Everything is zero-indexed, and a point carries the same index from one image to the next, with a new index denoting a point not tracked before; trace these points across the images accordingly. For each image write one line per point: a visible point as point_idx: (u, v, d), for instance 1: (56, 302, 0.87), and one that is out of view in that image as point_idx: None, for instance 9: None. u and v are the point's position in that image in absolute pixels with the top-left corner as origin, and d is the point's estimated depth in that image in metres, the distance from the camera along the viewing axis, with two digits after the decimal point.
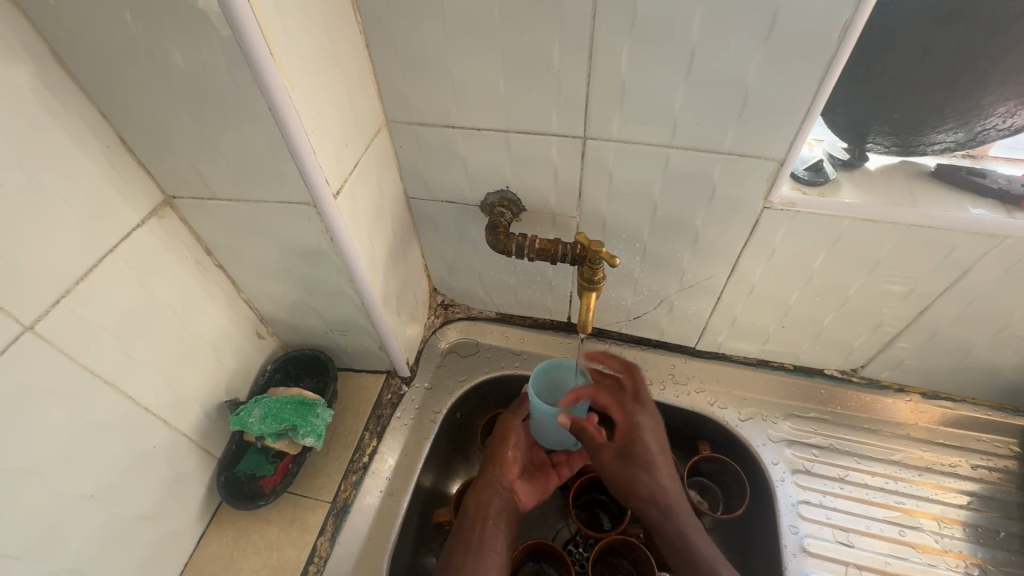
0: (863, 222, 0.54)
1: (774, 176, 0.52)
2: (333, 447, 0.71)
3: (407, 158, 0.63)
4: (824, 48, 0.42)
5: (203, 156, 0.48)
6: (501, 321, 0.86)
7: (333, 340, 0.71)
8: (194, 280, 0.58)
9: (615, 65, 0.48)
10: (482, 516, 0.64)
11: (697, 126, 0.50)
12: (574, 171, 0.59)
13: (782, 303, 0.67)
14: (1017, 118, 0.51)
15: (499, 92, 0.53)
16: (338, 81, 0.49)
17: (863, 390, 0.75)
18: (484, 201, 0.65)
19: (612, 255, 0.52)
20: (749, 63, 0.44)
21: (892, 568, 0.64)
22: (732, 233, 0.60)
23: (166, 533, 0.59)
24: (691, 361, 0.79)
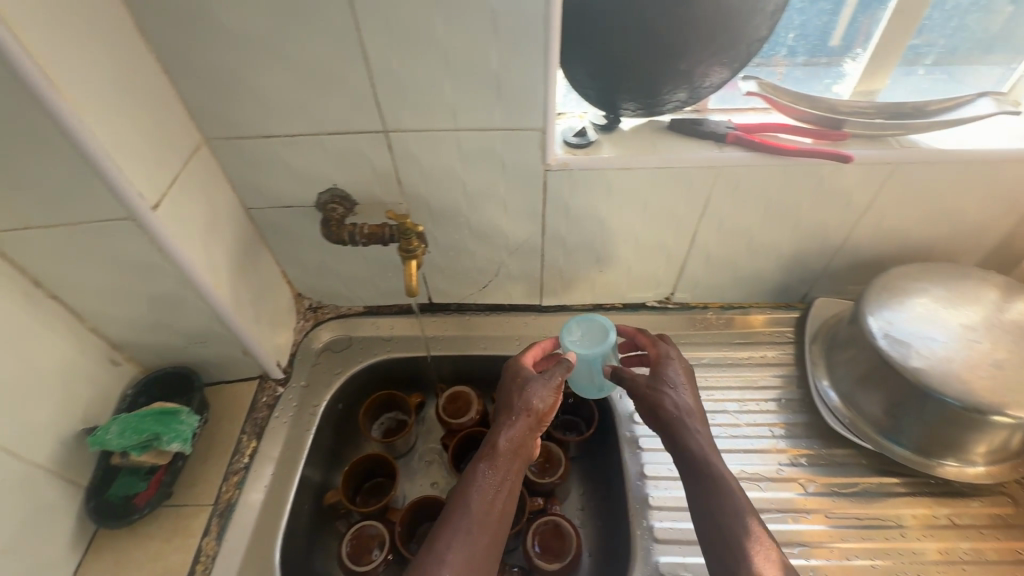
0: (619, 171, 0.68)
1: (543, 142, 0.64)
2: (211, 456, 0.74)
3: (235, 171, 0.68)
4: (539, 38, 0.54)
5: (9, 185, 0.51)
6: (370, 314, 0.93)
7: (195, 355, 0.74)
8: (24, 313, 0.59)
9: (389, 65, 0.57)
10: (494, 476, 0.58)
11: (470, 111, 0.61)
12: (387, 162, 0.67)
13: (593, 250, 0.80)
14: (713, 77, 0.67)
15: (300, 100, 0.61)
16: (137, 104, 0.54)
17: (678, 313, 0.90)
18: (317, 200, 0.72)
19: (415, 223, 0.62)
20: (488, 55, 0.56)
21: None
22: (531, 196, 0.71)
23: (35, 566, 0.59)
24: (541, 316, 0.91)
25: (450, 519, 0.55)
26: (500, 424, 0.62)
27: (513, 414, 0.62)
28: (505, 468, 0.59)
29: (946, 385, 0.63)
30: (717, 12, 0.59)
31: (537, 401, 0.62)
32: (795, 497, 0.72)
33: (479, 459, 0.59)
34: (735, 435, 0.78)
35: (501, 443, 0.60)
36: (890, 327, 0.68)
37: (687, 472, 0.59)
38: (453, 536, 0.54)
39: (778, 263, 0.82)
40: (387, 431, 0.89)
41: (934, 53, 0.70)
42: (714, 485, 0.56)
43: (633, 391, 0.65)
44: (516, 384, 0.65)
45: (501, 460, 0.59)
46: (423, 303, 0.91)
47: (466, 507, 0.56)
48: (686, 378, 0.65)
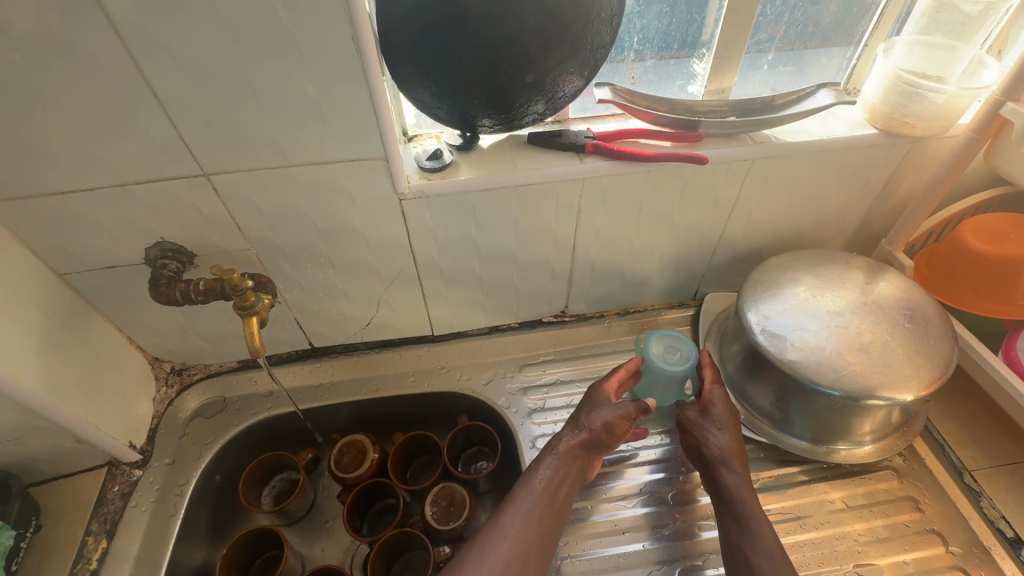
0: (479, 193, 0.64)
1: (390, 170, 0.59)
2: (49, 568, 0.64)
3: (31, 234, 0.58)
4: (354, 60, 0.49)
5: None
6: (245, 368, 0.83)
7: (13, 454, 0.63)
8: None
9: (186, 102, 0.50)
10: (551, 478, 0.63)
11: (298, 145, 0.55)
12: (218, 209, 0.60)
13: (474, 275, 0.76)
14: (565, 87, 0.64)
15: (89, 149, 0.52)
16: None
17: (577, 325, 0.88)
18: (145, 257, 0.63)
19: (242, 277, 0.58)
20: (301, 83, 0.50)
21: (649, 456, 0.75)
22: (392, 227, 0.66)
23: None
24: (436, 347, 0.85)
25: (497, 518, 0.60)
26: (565, 432, 0.67)
27: (582, 425, 0.67)
28: (567, 472, 0.64)
29: (821, 374, 0.63)
30: (551, 21, 0.56)
31: (605, 422, 0.66)
32: (701, 503, 0.71)
33: (540, 459, 0.65)
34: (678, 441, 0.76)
35: (561, 447, 0.65)
36: (766, 321, 0.69)
37: (723, 511, 0.62)
38: (494, 534, 0.58)
39: (662, 266, 0.81)
40: (278, 495, 0.80)
41: (774, 45, 0.71)
42: (739, 526, 0.59)
43: (683, 428, 0.68)
44: (588, 397, 0.69)
45: (560, 461, 0.64)
46: (273, 357, 0.83)
47: (514, 505, 0.61)
48: (731, 419, 0.66)
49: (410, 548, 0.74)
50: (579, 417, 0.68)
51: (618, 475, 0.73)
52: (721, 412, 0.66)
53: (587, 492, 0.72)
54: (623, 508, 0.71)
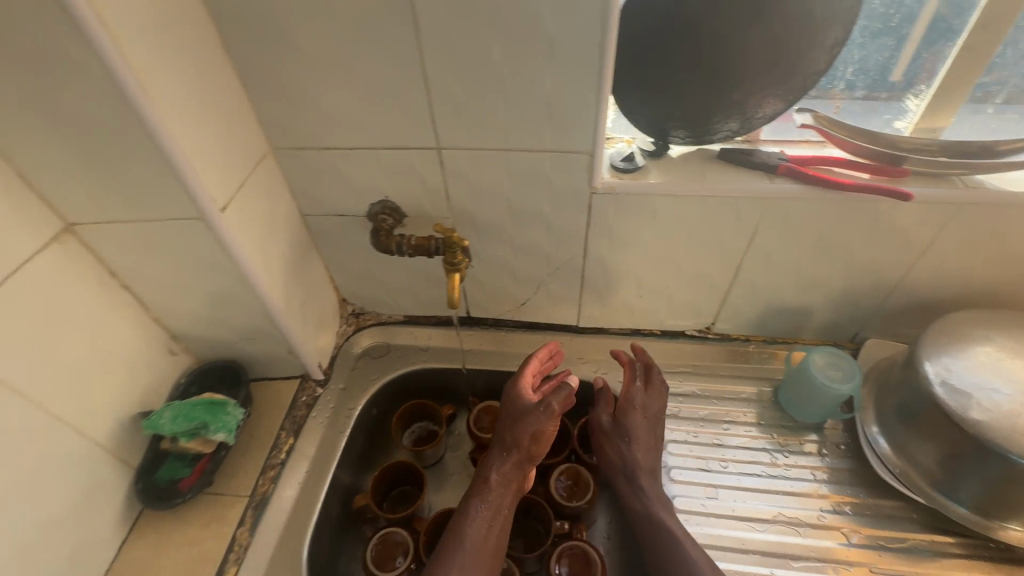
0: (666, 198, 0.68)
1: (591, 165, 0.65)
2: (251, 449, 0.77)
3: (295, 178, 0.72)
4: (594, 65, 0.56)
5: (90, 180, 0.54)
6: (409, 322, 0.94)
7: (243, 350, 0.78)
8: (99, 300, 0.63)
9: (447, 86, 0.59)
10: (493, 503, 0.68)
11: (523, 133, 0.63)
12: (438, 179, 0.70)
13: (633, 275, 0.80)
14: (767, 107, 0.66)
15: (362, 115, 0.64)
16: (212, 110, 0.57)
17: (718, 344, 0.89)
18: (369, 211, 0.75)
19: (462, 239, 0.66)
20: (545, 80, 0.57)
21: (779, 486, 0.74)
22: (574, 219, 0.72)
23: (83, 540, 0.62)
24: (577, 337, 0.91)
25: (458, 543, 0.64)
26: (495, 459, 0.71)
27: (506, 448, 0.71)
28: (499, 498, 0.68)
29: (1012, 442, 0.59)
30: (775, 45, 0.59)
31: (527, 439, 0.70)
32: (835, 547, 0.69)
33: (473, 493, 0.69)
34: (811, 478, 0.75)
35: (494, 475, 0.70)
36: (948, 374, 0.65)
37: (643, 528, 0.68)
38: (458, 557, 0.63)
39: (826, 299, 0.79)
40: (418, 439, 0.89)
41: (1005, 91, 0.68)
42: (661, 539, 0.66)
43: (596, 434, 0.77)
44: (510, 420, 0.72)
45: (494, 491, 0.69)
46: (463, 316, 0.92)
47: (470, 532, 0.65)
48: (638, 428, 0.74)
49: (528, 516, 0.79)
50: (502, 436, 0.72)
51: (743, 497, 0.73)
52: (634, 419, 0.74)
53: (711, 505, 0.73)
54: (749, 529, 0.71)
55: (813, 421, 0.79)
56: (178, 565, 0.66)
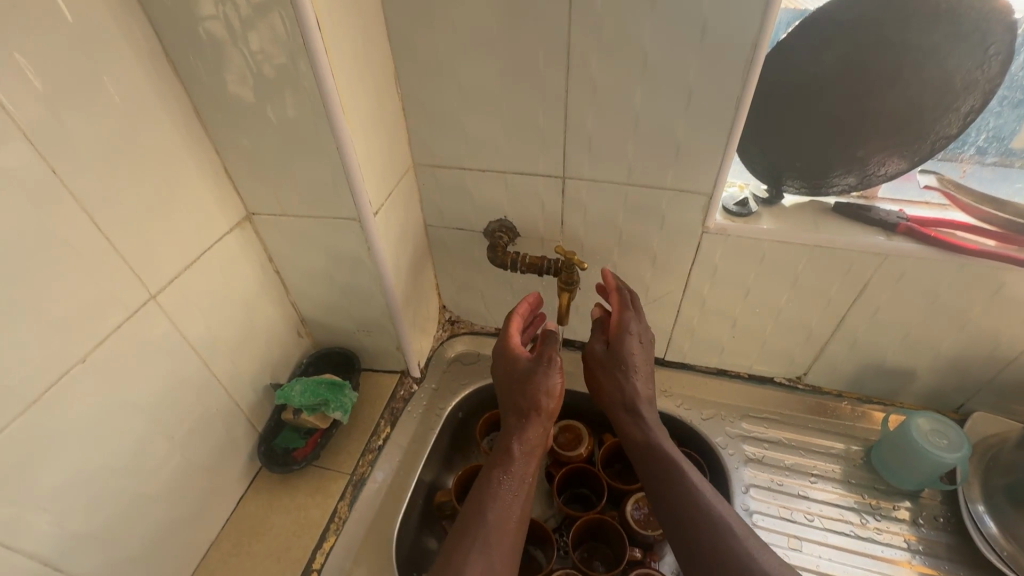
0: (778, 243, 0.70)
1: (707, 206, 0.69)
2: (353, 431, 0.83)
3: (428, 192, 0.80)
4: (729, 114, 0.60)
5: (278, 178, 0.63)
6: (500, 336, 1.00)
7: (357, 341, 0.86)
8: (258, 280, 0.72)
9: (584, 122, 0.65)
10: (514, 475, 0.64)
11: (647, 170, 0.67)
12: (557, 204, 0.75)
13: (730, 315, 0.81)
14: (889, 166, 0.67)
15: (501, 141, 0.71)
16: (380, 127, 0.65)
17: (808, 395, 0.88)
18: (486, 228, 0.81)
19: (581, 260, 0.69)
20: (678, 124, 0.62)
21: (868, 550, 0.72)
22: (681, 254, 0.75)
23: (216, 490, 0.69)
24: (662, 370, 0.92)
25: (479, 526, 0.59)
26: (514, 429, 0.68)
27: (521, 415, 0.68)
28: (520, 466, 0.66)
29: None
30: (906, 108, 0.61)
31: (542, 399, 0.68)
32: None
33: (493, 466, 0.65)
34: (903, 547, 0.72)
35: (515, 447, 0.66)
36: None
37: (654, 468, 0.65)
38: (485, 534, 0.59)
39: (932, 363, 0.77)
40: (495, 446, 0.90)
41: None
42: (674, 476, 0.63)
43: (592, 366, 0.74)
44: (519, 386, 0.69)
45: (515, 461, 0.65)
46: None
47: (492, 514, 0.61)
48: (638, 359, 0.70)
49: (600, 538, 0.81)
50: (511, 403, 0.70)
51: (829, 555, 0.72)
52: (630, 349, 0.70)
53: (794, 557, 0.72)
54: None
55: (910, 488, 0.77)
56: (286, 526, 0.72)
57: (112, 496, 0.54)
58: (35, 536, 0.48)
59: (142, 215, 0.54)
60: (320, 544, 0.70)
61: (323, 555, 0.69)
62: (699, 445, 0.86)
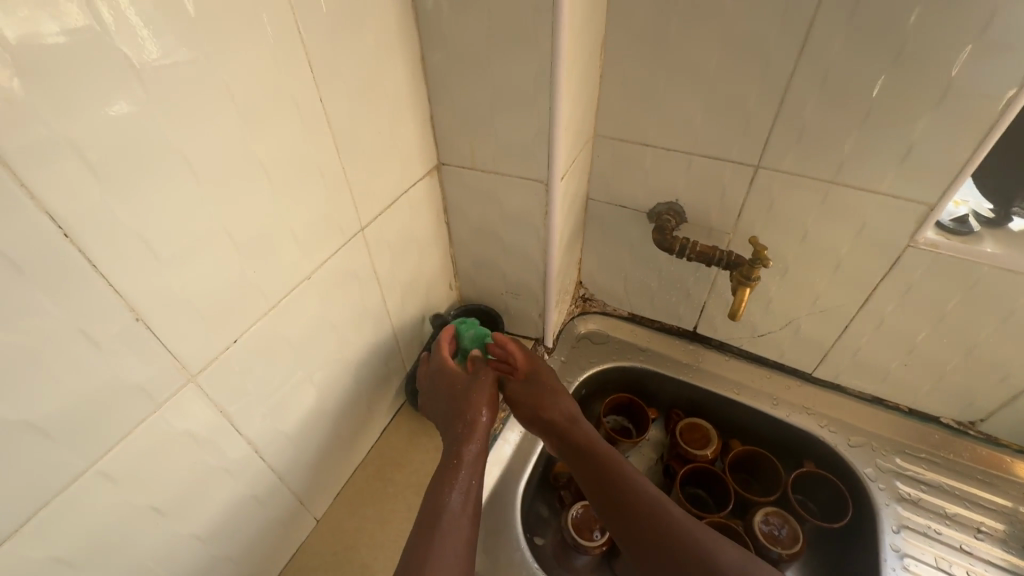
0: (1002, 271, 0.62)
1: (923, 219, 0.62)
2: None
3: (600, 166, 0.79)
4: (987, 118, 0.53)
5: (479, 132, 0.65)
6: (633, 320, 0.98)
7: (502, 302, 0.87)
8: (432, 229, 0.76)
9: (801, 110, 0.61)
10: (464, 479, 0.58)
11: (860, 169, 0.62)
12: (740, 194, 0.71)
13: (909, 340, 0.74)
14: None
15: (697, 121, 0.68)
16: (582, 92, 0.65)
17: (980, 445, 0.79)
18: (653, 208, 0.79)
19: (768, 256, 0.67)
20: (918, 122, 0.56)
21: None
22: (873, 265, 0.69)
23: (370, 416, 0.74)
24: (805, 386, 0.87)
25: (432, 529, 0.52)
26: (459, 435, 0.62)
27: (470, 424, 0.63)
28: (471, 472, 0.59)
29: None
30: None
31: (482, 412, 0.64)
32: None
33: (443, 472, 0.59)
34: None
35: (470, 453, 0.60)
36: None
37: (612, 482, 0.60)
38: (440, 528, 0.52)
39: None
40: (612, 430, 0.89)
41: None
42: (632, 487, 0.59)
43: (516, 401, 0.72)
44: (456, 399, 0.66)
45: (468, 467, 0.59)
46: (688, 329, 0.94)
47: (446, 512, 0.54)
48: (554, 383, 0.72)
49: None
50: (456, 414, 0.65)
51: None
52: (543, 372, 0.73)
53: None
54: None
55: None
56: (424, 463, 0.76)
57: (305, 403, 0.59)
58: (253, 428, 0.53)
59: (367, 152, 0.57)
60: None
61: None
62: (841, 472, 0.80)
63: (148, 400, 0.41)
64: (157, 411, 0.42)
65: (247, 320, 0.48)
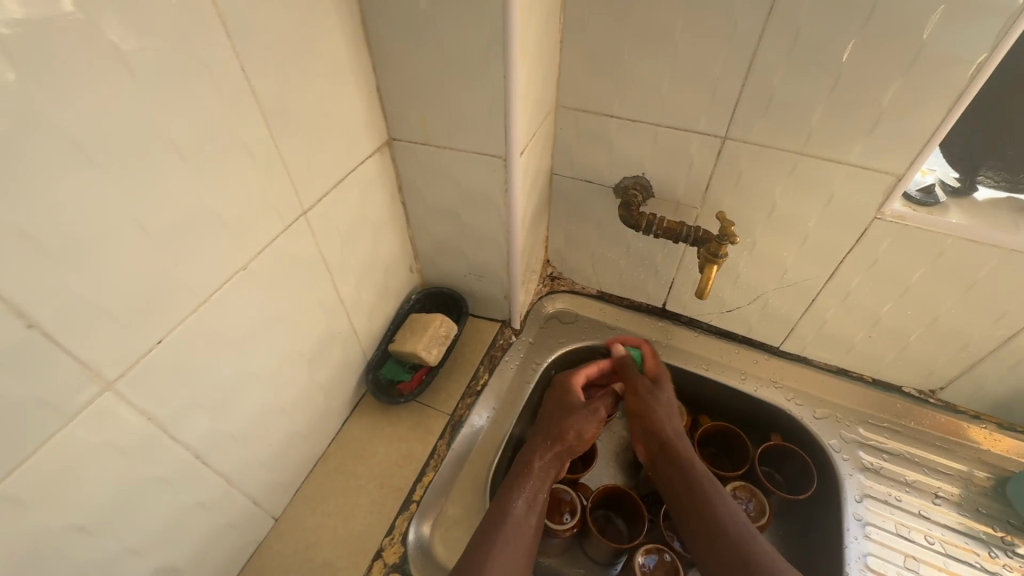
0: (965, 242, 0.62)
1: (890, 191, 0.61)
2: (452, 373, 0.83)
3: (564, 138, 0.75)
4: (956, 84, 0.52)
5: (431, 103, 0.60)
6: (602, 299, 0.96)
7: (466, 284, 0.84)
8: (387, 209, 0.71)
9: (770, 77, 0.58)
10: (530, 488, 0.64)
11: (828, 139, 0.60)
12: (707, 167, 0.69)
13: (874, 312, 0.74)
14: None
15: (663, 89, 0.64)
16: (541, 58, 0.60)
17: (938, 412, 0.80)
18: (619, 183, 0.76)
19: (734, 234, 0.64)
20: (887, 89, 0.54)
21: None
22: (840, 238, 0.68)
23: (328, 409, 0.71)
24: (773, 359, 0.87)
25: (498, 529, 0.59)
26: (537, 446, 0.70)
27: (549, 439, 0.70)
28: (539, 481, 0.66)
29: None
30: None
31: (574, 432, 0.70)
32: None
33: (513, 479, 0.66)
34: None
35: (536, 466, 0.67)
36: None
37: (693, 503, 0.62)
38: (499, 527, 0.59)
39: None
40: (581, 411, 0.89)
41: None
42: (708, 515, 0.60)
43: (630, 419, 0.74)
44: (555, 416, 0.72)
45: (533, 478, 0.66)
46: (658, 306, 0.93)
47: (510, 519, 0.61)
48: (666, 407, 0.72)
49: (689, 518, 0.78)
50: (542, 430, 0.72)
51: None
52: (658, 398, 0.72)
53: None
54: None
55: None
56: (387, 454, 0.73)
57: (250, 402, 0.55)
58: (192, 432, 0.49)
59: (306, 128, 0.52)
60: (420, 478, 0.71)
61: (423, 488, 0.70)
62: (807, 445, 0.80)
63: (56, 414, 0.37)
64: (68, 425, 0.38)
65: (173, 319, 0.43)
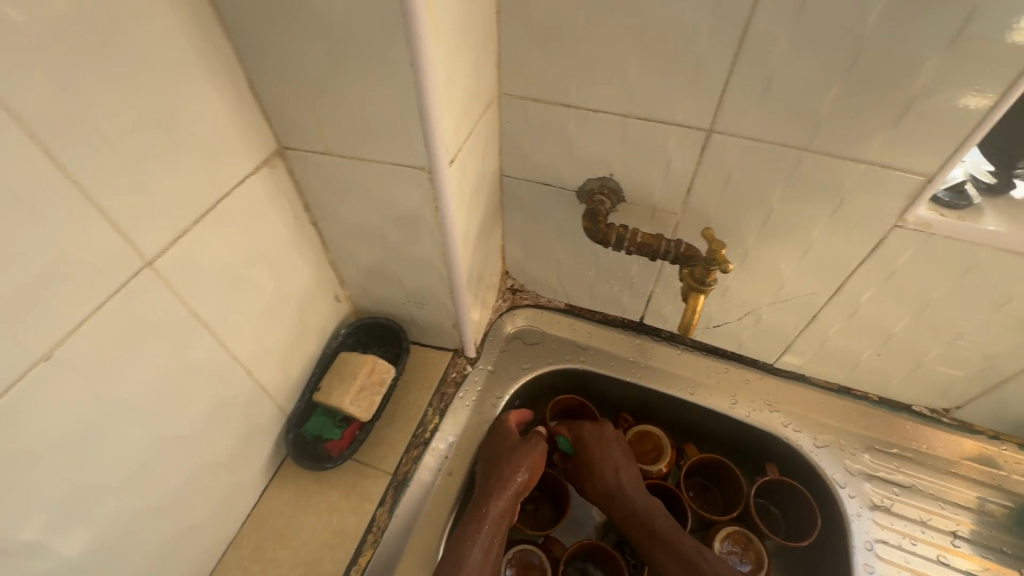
0: (1004, 253, 0.50)
1: (917, 193, 0.49)
2: (395, 419, 0.70)
3: (512, 133, 0.60)
4: (1013, 59, 0.39)
5: (324, 103, 0.45)
6: (571, 313, 0.83)
7: (406, 311, 0.70)
8: (291, 234, 0.56)
9: (766, 54, 0.44)
10: (486, 535, 0.55)
11: (840, 132, 0.47)
12: (688, 167, 0.55)
13: (885, 330, 0.63)
14: None
15: (630, 71, 0.50)
16: (469, 36, 0.45)
17: (954, 433, 0.70)
18: (583, 186, 0.62)
19: (729, 261, 0.52)
20: (920, 67, 0.41)
21: None
22: (851, 248, 0.56)
23: (235, 485, 0.58)
24: (767, 378, 0.76)
25: None
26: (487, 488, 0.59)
27: (502, 478, 0.59)
28: (494, 527, 0.56)
29: None
30: None
31: (523, 472, 0.60)
32: None
33: (466, 523, 0.56)
34: None
35: (494, 512, 0.57)
36: None
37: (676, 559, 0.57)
38: None
39: None
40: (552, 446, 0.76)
41: None
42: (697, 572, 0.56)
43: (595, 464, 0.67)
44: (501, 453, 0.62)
45: (489, 524, 0.56)
46: (634, 320, 0.80)
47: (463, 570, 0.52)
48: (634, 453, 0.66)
49: None
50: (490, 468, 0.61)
51: None
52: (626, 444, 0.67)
53: None
54: None
55: None
56: (316, 531, 0.61)
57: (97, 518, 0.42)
58: None
59: (130, 149, 0.37)
60: (355, 559, 0.59)
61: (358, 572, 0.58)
62: (808, 478, 0.70)
63: None
64: None
65: None
